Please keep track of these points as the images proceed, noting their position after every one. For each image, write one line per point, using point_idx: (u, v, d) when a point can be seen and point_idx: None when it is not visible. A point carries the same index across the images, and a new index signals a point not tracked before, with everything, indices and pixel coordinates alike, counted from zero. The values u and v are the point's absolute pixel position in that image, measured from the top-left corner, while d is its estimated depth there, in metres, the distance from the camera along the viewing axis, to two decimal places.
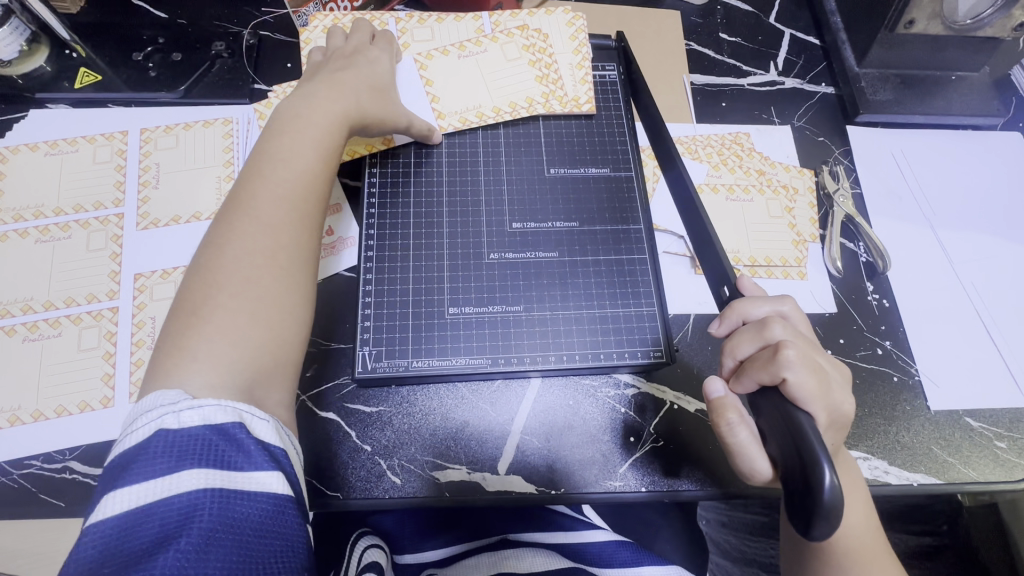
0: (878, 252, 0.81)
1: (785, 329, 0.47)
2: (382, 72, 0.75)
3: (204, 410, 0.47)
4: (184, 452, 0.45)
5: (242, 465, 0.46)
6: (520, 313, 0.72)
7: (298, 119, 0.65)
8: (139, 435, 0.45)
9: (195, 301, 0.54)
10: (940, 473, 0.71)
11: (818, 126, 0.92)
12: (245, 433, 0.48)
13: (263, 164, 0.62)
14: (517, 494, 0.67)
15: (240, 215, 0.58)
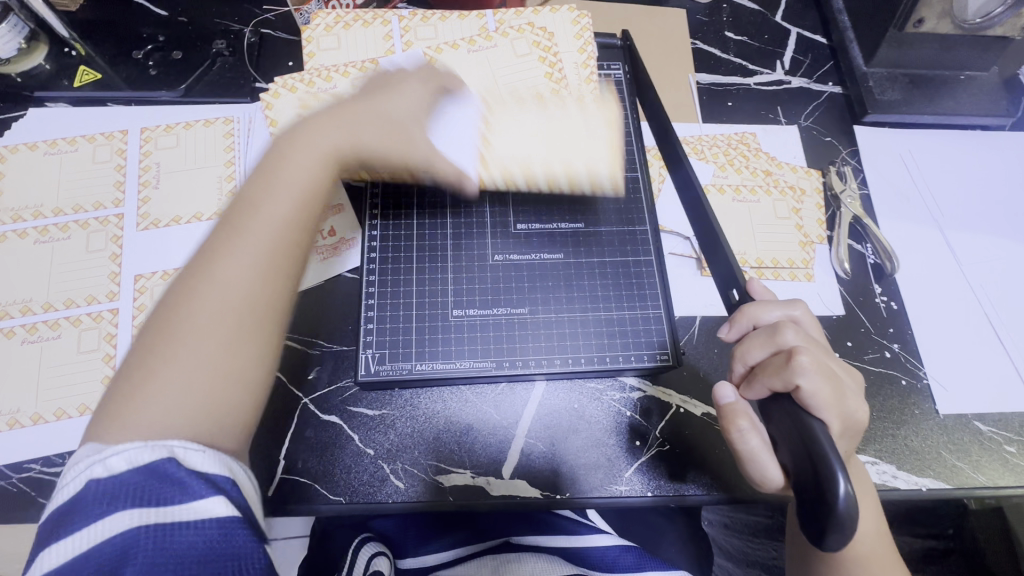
0: (886, 254, 0.80)
1: (797, 334, 0.46)
2: (404, 108, 0.67)
3: (136, 450, 0.44)
4: (113, 498, 0.42)
5: (176, 501, 0.43)
6: (525, 315, 0.72)
7: (293, 152, 0.60)
8: (73, 488, 0.43)
9: (161, 344, 0.50)
10: (949, 477, 0.71)
11: (825, 126, 0.91)
12: (178, 468, 0.44)
13: (253, 200, 0.57)
14: (522, 499, 0.67)
15: (221, 254, 0.53)
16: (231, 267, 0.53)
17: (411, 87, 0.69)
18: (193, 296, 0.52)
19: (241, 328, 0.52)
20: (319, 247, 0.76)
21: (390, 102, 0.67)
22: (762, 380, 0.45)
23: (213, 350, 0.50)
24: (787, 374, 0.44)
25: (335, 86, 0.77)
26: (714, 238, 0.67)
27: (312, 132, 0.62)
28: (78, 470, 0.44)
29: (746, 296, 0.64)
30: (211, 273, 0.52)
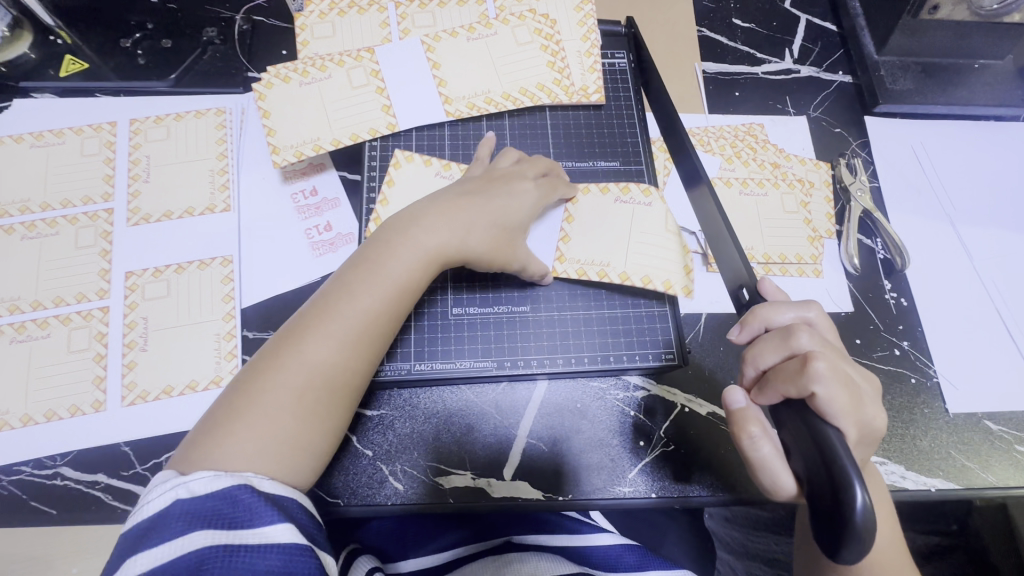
0: (897, 250, 0.78)
1: (812, 338, 0.45)
2: (520, 212, 0.65)
3: (216, 476, 0.47)
4: (195, 514, 0.45)
5: (247, 524, 0.45)
6: (527, 313, 0.70)
7: (399, 244, 0.60)
8: (153, 507, 0.45)
9: (255, 391, 0.53)
10: (958, 478, 0.69)
11: (834, 116, 0.88)
12: (251, 494, 0.47)
13: (357, 282, 0.58)
14: (524, 500, 0.65)
15: (320, 329, 0.56)
16: (320, 346, 0.55)
17: (524, 189, 0.67)
18: (286, 362, 0.54)
19: (320, 408, 0.54)
20: (316, 243, 0.74)
21: (505, 201, 0.65)
22: (776, 386, 0.44)
23: (293, 417, 0.53)
24: (803, 380, 0.42)
25: (329, 76, 0.74)
26: (724, 236, 0.64)
27: (421, 219, 0.62)
28: (161, 491, 0.47)
29: (756, 296, 0.61)
30: (305, 345, 0.55)
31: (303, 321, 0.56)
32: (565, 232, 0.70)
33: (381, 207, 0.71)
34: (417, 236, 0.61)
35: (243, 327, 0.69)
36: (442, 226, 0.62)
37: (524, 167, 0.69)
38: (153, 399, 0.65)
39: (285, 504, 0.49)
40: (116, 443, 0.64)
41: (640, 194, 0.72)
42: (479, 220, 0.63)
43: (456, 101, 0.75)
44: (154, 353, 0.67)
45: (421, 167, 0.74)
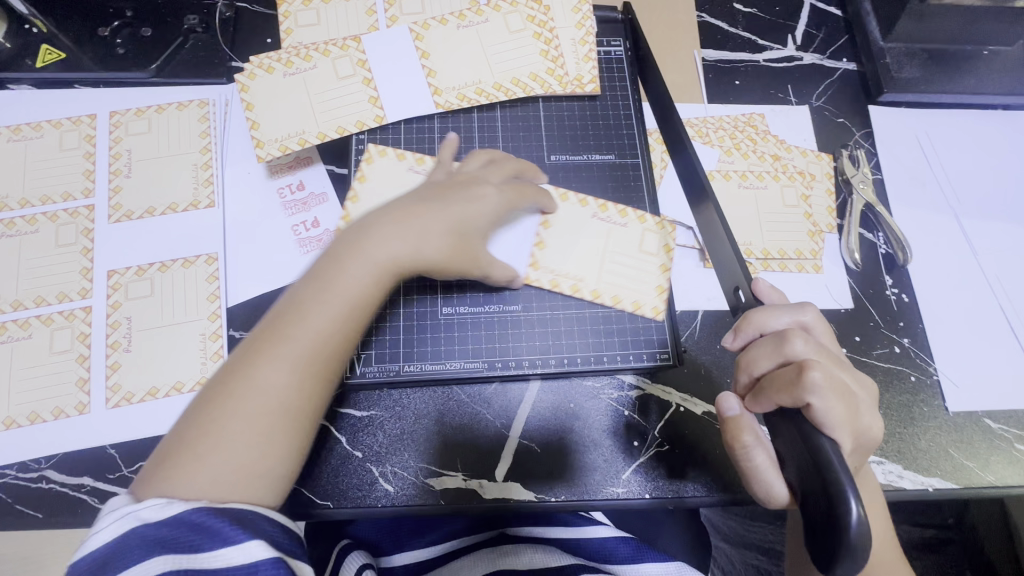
0: (899, 244, 0.76)
1: (807, 344, 0.43)
2: (483, 214, 0.62)
3: (164, 503, 0.46)
4: (154, 542, 0.44)
5: (205, 545, 0.44)
6: (518, 313, 0.68)
7: (350, 257, 0.56)
8: (107, 534, 0.45)
9: (207, 421, 0.50)
10: (956, 477, 0.68)
11: (838, 106, 0.86)
12: (210, 517, 0.46)
13: (305, 300, 0.54)
14: (516, 502, 0.65)
15: (269, 348, 0.52)
16: (272, 368, 0.51)
17: (487, 190, 0.63)
18: (235, 388, 0.51)
19: (274, 434, 0.51)
20: (303, 240, 0.72)
21: (466, 203, 0.61)
22: (771, 396, 0.42)
23: (247, 442, 0.50)
24: (799, 391, 0.40)
25: (315, 66, 0.72)
26: (720, 234, 0.62)
27: (373, 231, 0.57)
28: (113, 519, 0.45)
29: (753, 298, 0.59)
30: (256, 370, 0.51)
31: (252, 343, 0.53)
32: (535, 255, 0.69)
33: (351, 203, 0.70)
34: (371, 252, 0.56)
35: (229, 327, 0.68)
36: (403, 238, 0.58)
37: (490, 171, 0.66)
38: (138, 401, 0.64)
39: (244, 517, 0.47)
40: (102, 446, 0.63)
41: (617, 214, 0.71)
42: (439, 223, 0.59)
43: (446, 92, 0.73)
44: (138, 354, 0.65)
45: (394, 160, 0.72)
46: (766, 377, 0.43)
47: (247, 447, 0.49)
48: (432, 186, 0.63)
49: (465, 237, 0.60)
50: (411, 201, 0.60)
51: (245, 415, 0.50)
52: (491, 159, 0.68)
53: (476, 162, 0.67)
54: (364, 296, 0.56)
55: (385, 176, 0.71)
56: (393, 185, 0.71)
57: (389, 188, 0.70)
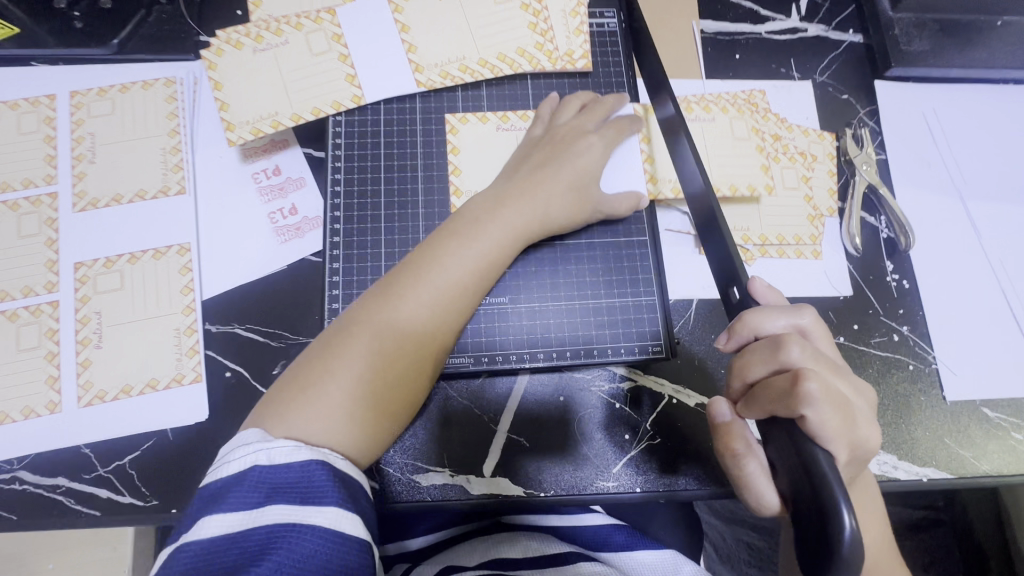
0: (901, 228, 0.73)
1: (804, 351, 0.40)
2: (591, 165, 0.65)
3: (294, 448, 0.45)
4: (272, 488, 0.43)
5: (323, 505, 0.43)
6: (506, 305, 0.66)
7: (489, 217, 0.60)
8: (235, 467, 0.45)
9: (340, 343, 0.53)
10: (951, 467, 0.68)
11: (842, 81, 0.82)
12: (324, 476, 0.45)
13: (440, 250, 0.58)
14: (504, 498, 0.63)
15: (405, 290, 0.55)
16: (403, 310, 0.55)
17: (589, 143, 0.66)
18: (375, 321, 0.54)
19: (406, 371, 0.54)
20: (280, 228, 0.69)
21: (576, 160, 0.64)
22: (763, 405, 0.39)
23: (374, 375, 0.52)
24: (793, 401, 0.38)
25: (286, 42, 0.67)
26: (689, 159, 0.59)
27: (503, 197, 0.61)
28: (246, 452, 0.45)
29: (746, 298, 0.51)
30: (391, 306, 0.55)
31: (394, 282, 0.56)
32: (648, 172, 0.69)
33: (454, 176, 0.68)
34: (486, 223, 0.60)
35: (205, 321, 0.65)
36: (520, 207, 0.61)
37: (587, 118, 0.67)
38: (111, 400, 0.62)
39: (354, 489, 0.47)
40: (76, 446, 0.61)
41: (703, 112, 0.76)
42: (559, 186, 0.63)
43: (428, 69, 0.69)
44: (110, 350, 0.63)
45: (478, 124, 0.70)
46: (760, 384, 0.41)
47: (375, 380, 0.52)
48: (537, 143, 0.66)
49: (582, 193, 0.64)
50: (529, 171, 0.64)
51: (379, 348, 0.53)
52: (586, 109, 0.69)
53: (568, 112, 0.68)
54: (492, 255, 0.59)
55: (475, 140, 0.69)
56: (489, 147, 0.69)
57: (486, 150, 0.69)
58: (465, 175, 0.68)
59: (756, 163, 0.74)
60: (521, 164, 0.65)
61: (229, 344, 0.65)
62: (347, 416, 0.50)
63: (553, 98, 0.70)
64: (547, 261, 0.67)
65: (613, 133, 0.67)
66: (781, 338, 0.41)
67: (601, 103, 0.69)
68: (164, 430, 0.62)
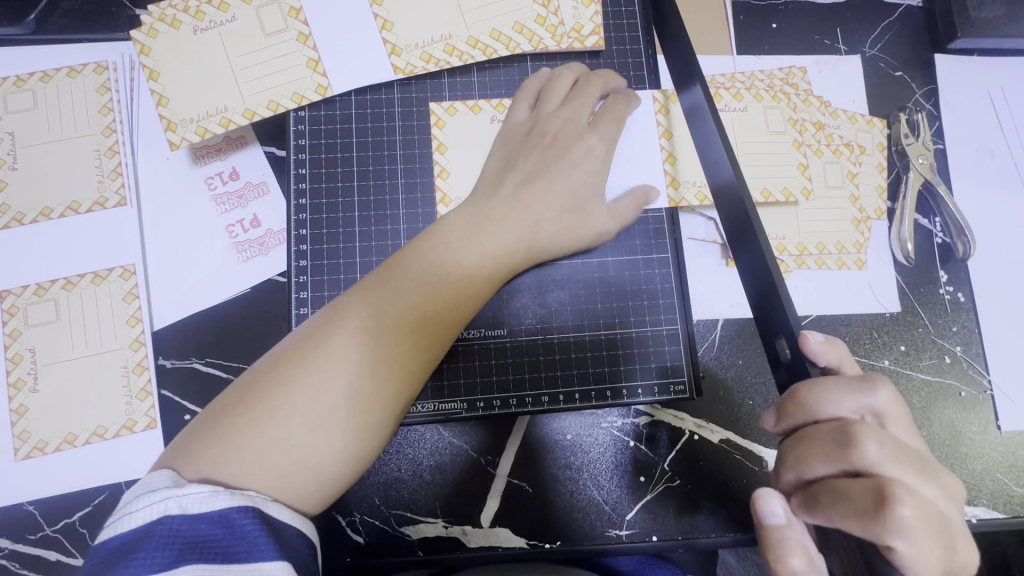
0: (958, 231, 0.63)
1: (881, 451, 0.35)
2: (596, 167, 0.55)
3: (212, 493, 0.36)
4: (184, 546, 0.34)
5: (250, 562, 0.34)
6: (505, 338, 0.57)
7: (481, 225, 0.51)
8: (136, 521, 0.35)
9: (304, 351, 0.43)
10: (1004, 507, 0.60)
11: (896, 55, 0.69)
12: (251, 522, 0.36)
13: (406, 271, 0.48)
14: (504, 551, 0.56)
15: (360, 314, 0.44)
16: (357, 340, 0.43)
17: (595, 139, 0.55)
18: (317, 355, 0.42)
19: (363, 433, 0.42)
20: (240, 244, 0.59)
21: (573, 171, 0.54)
22: (834, 520, 0.35)
23: (316, 433, 0.40)
24: (876, 527, 0.34)
25: (234, 18, 0.56)
26: (713, 139, 0.48)
27: (481, 219, 0.51)
28: (150, 501, 0.36)
29: (799, 357, 0.42)
30: (340, 336, 0.43)
31: (346, 306, 0.45)
32: (669, 174, 0.58)
33: (441, 180, 0.57)
34: (459, 251, 0.50)
35: (156, 356, 0.56)
36: (502, 230, 0.51)
37: (583, 102, 0.56)
38: (53, 451, 0.54)
39: (289, 537, 0.38)
40: (19, 503, 0.54)
41: (733, 99, 0.63)
42: (550, 206, 0.53)
43: (406, 51, 0.57)
44: (49, 394, 0.55)
45: (468, 115, 0.58)
46: (825, 489, 0.36)
47: (315, 439, 0.40)
48: (522, 143, 0.55)
49: (580, 203, 0.54)
50: (513, 187, 0.53)
51: (331, 388, 0.41)
52: (576, 88, 0.57)
53: (555, 98, 0.56)
54: (470, 280, 0.50)
55: (466, 135, 0.58)
56: (481, 144, 0.58)
57: (479, 147, 0.57)
58: (454, 178, 0.57)
59: (795, 162, 0.63)
60: (506, 173, 0.54)
61: (186, 382, 0.56)
62: (286, 484, 0.39)
63: (570, 72, 0.58)
64: (552, 283, 0.58)
65: (613, 128, 0.56)
66: (851, 430, 0.36)
67: (594, 81, 0.57)
68: (118, 483, 0.54)
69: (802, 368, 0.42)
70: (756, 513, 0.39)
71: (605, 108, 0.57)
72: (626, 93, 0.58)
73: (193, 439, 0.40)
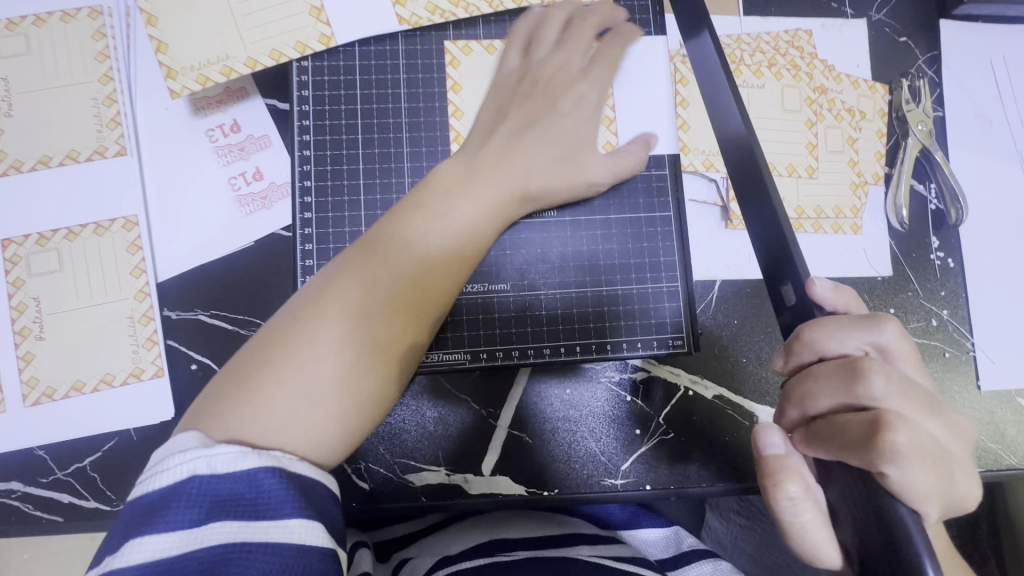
0: (952, 197, 0.65)
1: (888, 383, 0.37)
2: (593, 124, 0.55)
3: (241, 454, 0.36)
4: (214, 504, 0.34)
5: (277, 520, 0.35)
6: (507, 294, 0.58)
7: (488, 173, 0.52)
8: (168, 478, 0.35)
9: (321, 294, 0.44)
10: (981, 461, 0.63)
11: (902, 20, 0.69)
12: (278, 482, 0.36)
13: (417, 213, 0.48)
14: (504, 497, 0.59)
15: (367, 259, 0.45)
16: (364, 279, 0.44)
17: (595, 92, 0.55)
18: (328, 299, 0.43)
19: (372, 380, 0.42)
20: (243, 197, 0.59)
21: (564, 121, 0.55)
22: (833, 451, 0.37)
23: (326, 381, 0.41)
24: (872, 455, 0.35)
25: None
26: (724, 90, 0.48)
27: (485, 159, 0.52)
28: (179, 459, 0.36)
29: (805, 301, 0.43)
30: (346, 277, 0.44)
31: (353, 253, 0.46)
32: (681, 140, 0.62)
33: (455, 119, 0.58)
34: (461, 195, 0.50)
35: (162, 307, 0.57)
36: (499, 184, 0.51)
37: (570, 59, 0.56)
38: (61, 398, 0.55)
39: (316, 493, 0.38)
40: (30, 448, 0.55)
41: (753, 76, 0.65)
42: (545, 156, 0.53)
43: (411, 1, 0.57)
44: (55, 342, 0.56)
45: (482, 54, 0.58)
46: (826, 423, 0.38)
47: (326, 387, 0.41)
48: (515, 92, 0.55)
49: (574, 159, 0.55)
50: (505, 136, 0.53)
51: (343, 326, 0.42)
52: (569, 33, 0.57)
53: (546, 44, 0.57)
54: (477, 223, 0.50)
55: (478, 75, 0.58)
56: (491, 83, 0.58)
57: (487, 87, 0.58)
58: (467, 118, 0.58)
59: (804, 141, 0.65)
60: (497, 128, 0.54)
61: (192, 333, 0.57)
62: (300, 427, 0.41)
63: (545, 10, 0.58)
64: (554, 241, 0.58)
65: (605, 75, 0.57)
66: (858, 365, 0.38)
67: (589, 23, 0.57)
68: (127, 430, 0.55)
69: (806, 312, 0.44)
70: (756, 446, 0.39)
71: (600, 53, 0.58)
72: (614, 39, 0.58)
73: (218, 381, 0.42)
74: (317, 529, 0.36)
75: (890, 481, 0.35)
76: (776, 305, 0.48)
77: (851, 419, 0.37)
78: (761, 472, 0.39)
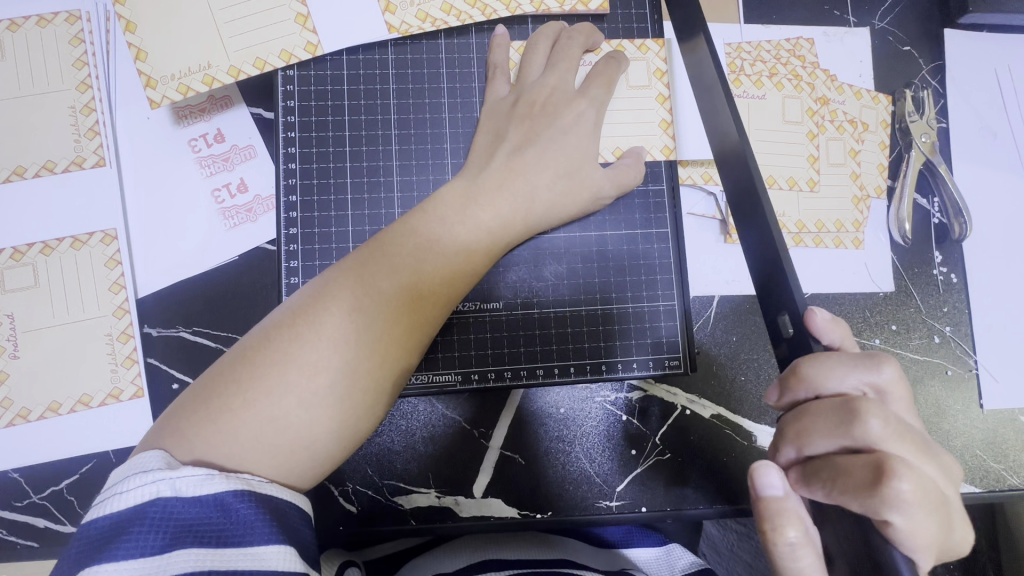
0: (956, 212, 0.63)
1: (885, 426, 0.35)
2: (588, 138, 0.53)
3: (207, 476, 0.35)
4: (179, 529, 0.33)
5: (245, 547, 0.34)
6: (500, 312, 0.56)
7: (480, 190, 0.50)
8: (128, 500, 0.34)
9: (302, 318, 0.42)
10: (983, 481, 0.62)
11: (906, 29, 0.67)
12: (248, 506, 0.35)
13: (404, 240, 0.47)
14: (496, 520, 0.57)
15: (352, 284, 0.43)
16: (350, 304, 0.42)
17: (592, 105, 0.54)
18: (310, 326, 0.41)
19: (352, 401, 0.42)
20: (226, 210, 0.57)
21: (565, 138, 0.53)
22: (833, 495, 0.36)
23: (307, 413, 0.40)
24: (875, 501, 0.34)
25: None
26: (721, 106, 0.46)
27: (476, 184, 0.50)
28: (139, 482, 0.34)
29: (804, 333, 0.41)
30: (330, 303, 0.42)
31: (339, 273, 0.45)
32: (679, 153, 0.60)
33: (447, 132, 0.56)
34: (453, 224, 0.48)
35: (142, 324, 0.55)
36: (493, 206, 0.50)
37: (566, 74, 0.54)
38: (37, 419, 0.53)
39: (287, 514, 0.37)
40: (4, 471, 0.53)
41: (752, 86, 0.64)
42: (539, 172, 0.51)
43: (401, 8, 0.55)
44: (31, 361, 0.54)
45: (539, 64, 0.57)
46: (825, 464, 0.37)
47: (307, 419, 0.39)
48: (511, 113, 0.53)
49: (572, 176, 0.53)
50: (505, 158, 0.52)
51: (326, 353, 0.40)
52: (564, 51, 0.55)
53: (536, 67, 0.55)
54: (466, 242, 0.49)
55: None
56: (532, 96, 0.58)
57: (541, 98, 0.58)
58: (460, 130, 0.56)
59: (805, 153, 0.64)
60: (495, 145, 0.53)
61: (173, 351, 0.55)
62: (278, 461, 0.39)
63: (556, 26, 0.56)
64: (548, 257, 0.57)
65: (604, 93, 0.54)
66: (854, 407, 0.36)
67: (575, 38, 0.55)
68: (106, 452, 0.54)
69: (803, 345, 0.42)
70: (754, 487, 0.38)
71: (591, 73, 0.55)
72: (614, 54, 0.56)
73: (191, 408, 0.40)
74: (291, 555, 0.35)
75: (896, 528, 0.34)
76: (771, 334, 0.46)
77: (849, 461, 0.35)
78: (758, 512, 0.37)
